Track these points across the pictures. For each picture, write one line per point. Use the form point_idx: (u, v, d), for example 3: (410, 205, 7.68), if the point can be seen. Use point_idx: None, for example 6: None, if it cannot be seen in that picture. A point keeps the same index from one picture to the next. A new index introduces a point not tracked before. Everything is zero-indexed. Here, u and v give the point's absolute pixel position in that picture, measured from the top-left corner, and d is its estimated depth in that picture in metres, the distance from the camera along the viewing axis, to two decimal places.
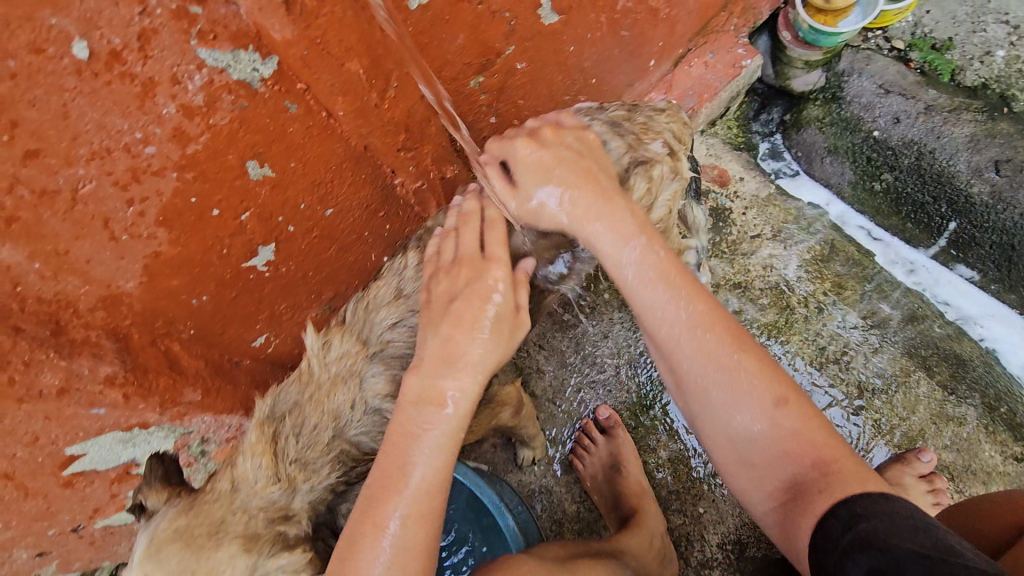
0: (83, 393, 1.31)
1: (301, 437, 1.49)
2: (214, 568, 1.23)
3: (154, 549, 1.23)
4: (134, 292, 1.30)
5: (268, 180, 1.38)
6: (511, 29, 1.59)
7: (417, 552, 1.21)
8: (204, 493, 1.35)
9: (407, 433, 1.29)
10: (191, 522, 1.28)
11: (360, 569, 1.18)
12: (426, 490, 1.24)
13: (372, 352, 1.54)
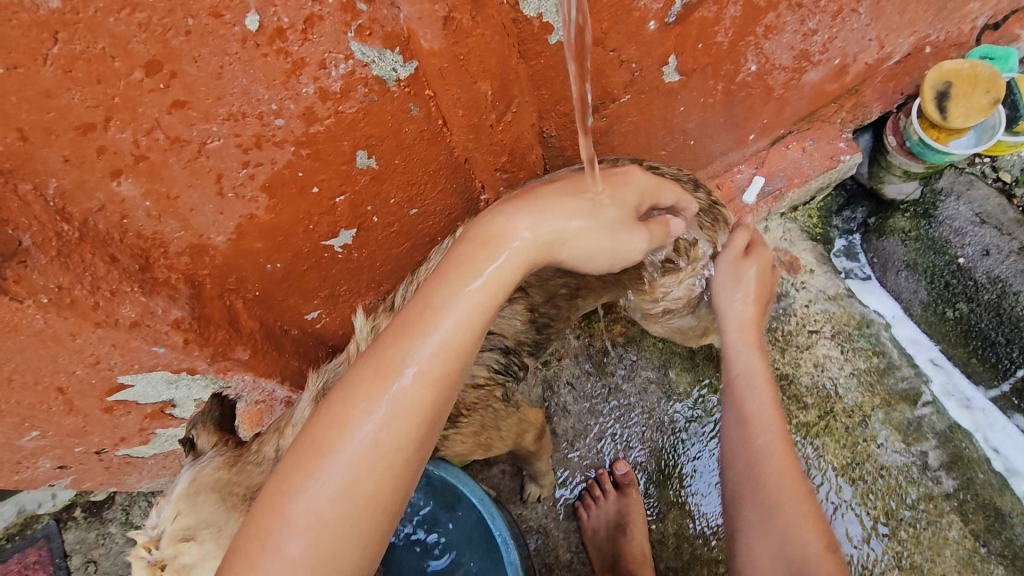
0: (152, 331, 1.32)
1: None
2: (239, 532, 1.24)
3: (193, 490, 1.30)
4: (220, 246, 1.35)
5: (370, 171, 1.41)
6: (633, 80, 1.60)
7: (423, 409, 1.04)
8: (250, 454, 1.39)
9: (420, 313, 1.09)
10: (231, 478, 1.32)
11: (352, 402, 1.03)
12: (454, 339, 1.07)
13: None
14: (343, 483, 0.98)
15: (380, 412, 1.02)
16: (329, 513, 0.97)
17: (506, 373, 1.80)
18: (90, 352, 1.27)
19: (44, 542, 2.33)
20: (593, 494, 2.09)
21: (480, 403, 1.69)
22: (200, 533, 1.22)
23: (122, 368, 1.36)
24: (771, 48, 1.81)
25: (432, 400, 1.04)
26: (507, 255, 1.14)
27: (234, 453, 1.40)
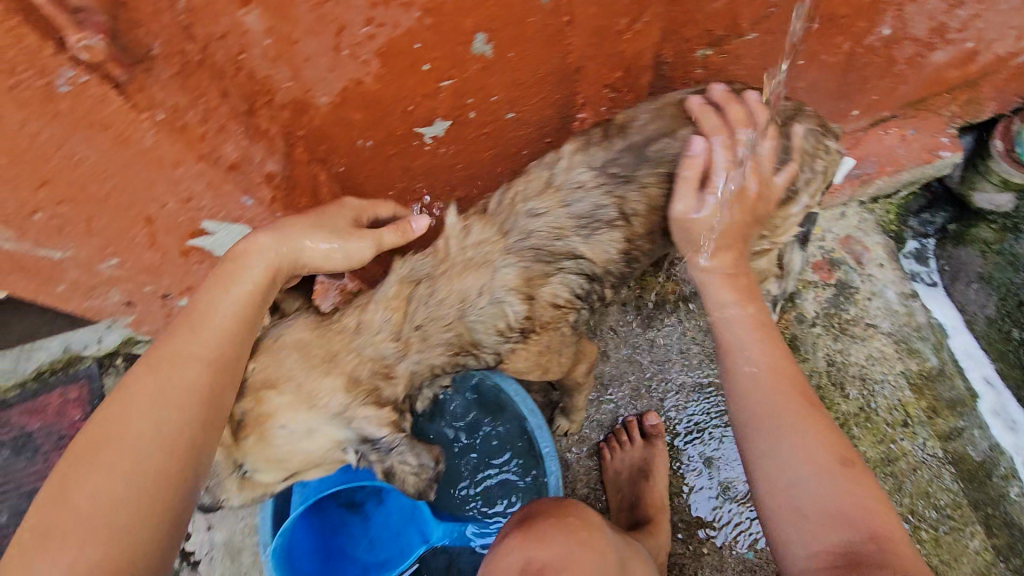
0: (246, 178, 1.32)
1: (429, 305, 1.51)
2: (317, 390, 1.30)
3: (274, 344, 1.30)
4: (322, 107, 1.32)
5: (483, 60, 1.37)
6: (766, 16, 1.50)
7: (203, 396, 1.11)
8: (332, 323, 1.40)
9: (192, 319, 1.17)
10: (312, 340, 1.35)
11: (126, 402, 1.06)
12: (223, 337, 1.17)
13: (510, 244, 1.55)
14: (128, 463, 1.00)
15: (155, 404, 1.06)
16: (116, 474, 0.98)
17: (584, 302, 1.73)
18: (185, 186, 1.27)
19: (85, 383, 2.45)
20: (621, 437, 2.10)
21: (553, 323, 1.68)
22: (281, 385, 1.26)
23: (210, 212, 1.37)
24: (910, 13, 1.71)
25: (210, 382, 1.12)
26: (258, 272, 1.23)
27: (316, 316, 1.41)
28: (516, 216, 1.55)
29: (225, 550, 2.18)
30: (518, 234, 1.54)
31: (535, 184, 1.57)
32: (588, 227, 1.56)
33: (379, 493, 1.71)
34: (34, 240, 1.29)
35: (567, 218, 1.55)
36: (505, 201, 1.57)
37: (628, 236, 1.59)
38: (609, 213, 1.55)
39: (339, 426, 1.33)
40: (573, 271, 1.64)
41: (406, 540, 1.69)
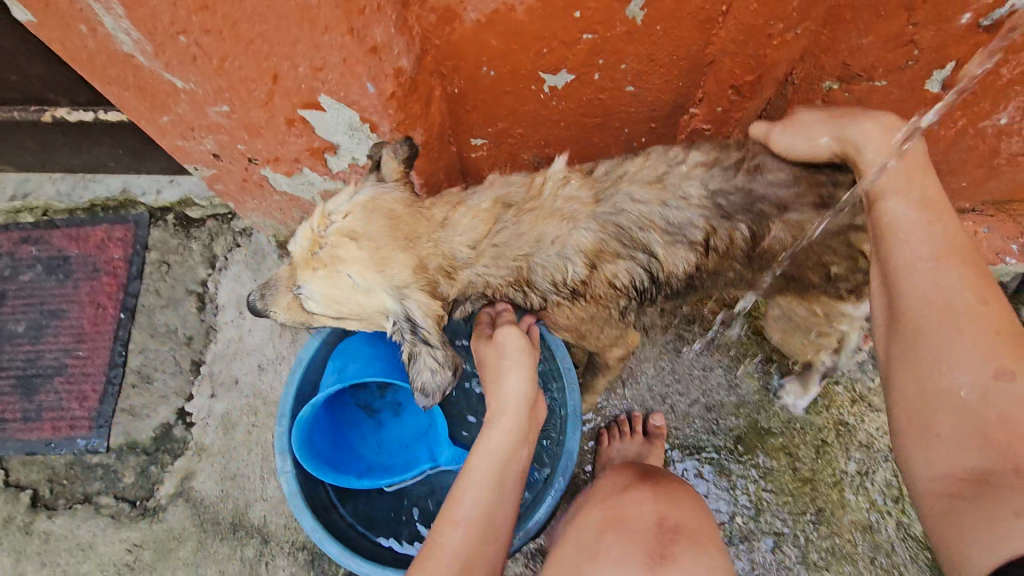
0: (378, 66, 1.36)
1: (512, 232, 1.59)
2: (391, 260, 1.45)
3: (371, 205, 1.47)
4: (467, 23, 1.36)
5: (629, 25, 1.40)
6: (904, 68, 1.49)
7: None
8: (424, 208, 1.56)
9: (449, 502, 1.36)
10: (402, 216, 1.49)
11: None
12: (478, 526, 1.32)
13: (598, 212, 1.63)
14: (458, 568, 1.25)
15: None
16: None
17: (636, 296, 1.80)
18: (322, 55, 1.32)
19: (132, 227, 2.48)
20: (622, 424, 2.16)
21: (604, 299, 1.75)
22: (362, 240, 1.43)
23: (330, 89, 1.42)
24: None
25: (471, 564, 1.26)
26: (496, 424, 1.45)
27: (413, 196, 1.56)
28: (613, 196, 1.63)
29: (220, 421, 2.22)
30: (609, 207, 1.63)
31: (646, 176, 1.63)
32: (673, 236, 1.66)
33: (397, 407, 1.81)
34: (168, 63, 1.34)
35: (660, 221, 1.64)
36: (609, 180, 1.65)
37: (700, 259, 1.69)
38: (696, 234, 1.64)
39: (393, 298, 1.46)
40: (636, 263, 1.71)
41: (414, 454, 1.72)
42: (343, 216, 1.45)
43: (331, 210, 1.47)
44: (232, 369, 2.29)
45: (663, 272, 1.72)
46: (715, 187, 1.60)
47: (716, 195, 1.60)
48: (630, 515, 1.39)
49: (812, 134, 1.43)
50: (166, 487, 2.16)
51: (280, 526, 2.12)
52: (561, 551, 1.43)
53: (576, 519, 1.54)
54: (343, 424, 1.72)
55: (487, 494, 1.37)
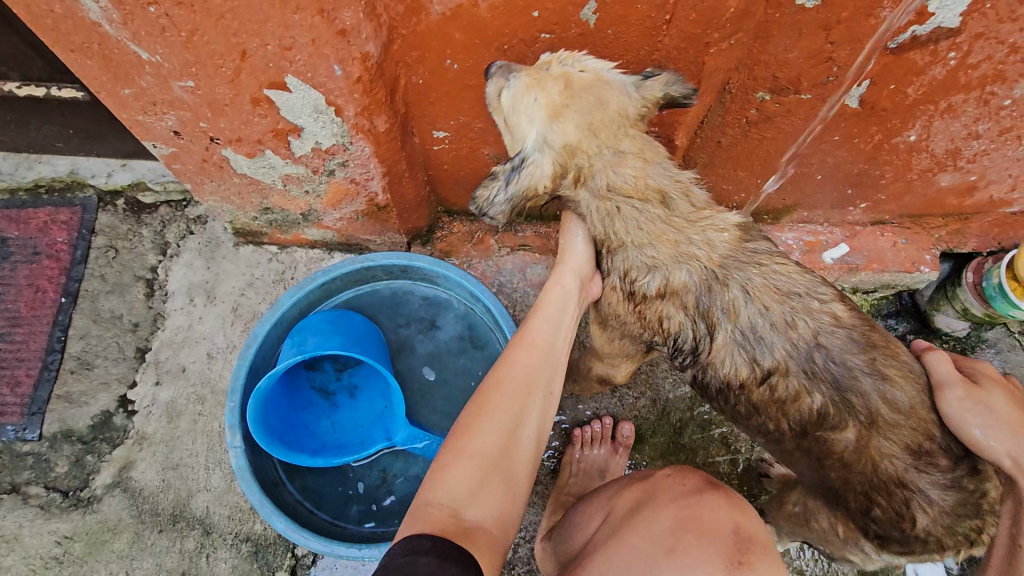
0: (346, 49, 1.42)
1: (638, 218, 1.69)
2: (560, 116, 1.62)
3: (601, 85, 1.61)
4: (432, 16, 1.45)
5: (583, 27, 1.52)
6: (825, 83, 1.67)
7: (527, 377, 1.36)
8: (623, 140, 1.68)
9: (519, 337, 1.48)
10: (601, 120, 1.64)
11: (492, 392, 1.31)
12: (547, 346, 1.47)
13: (715, 272, 1.65)
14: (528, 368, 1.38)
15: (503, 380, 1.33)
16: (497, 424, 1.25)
17: (668, 349, 1.82)
18: (292, 35, 1.37)
19: (78, 210, 2.41)
20: (594, 430, 2.19)
21: (648, 325, 1.81)
22: (567, 96, 1.60)
23: (298, 70, 1.47)
24: (937, 127, 1.90)
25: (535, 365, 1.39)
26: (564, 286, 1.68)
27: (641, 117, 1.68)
28: (732, 270, 1.64)
29: (164, 409, 2.16)
30: (732, 282, 1.63)
31: (777, 283, 1.62)
32: (748, 339, 1.62)
33: (353, 390, 1.81)
34: (134, 33, 1.36)
35: (747, 324, 1.61)
36: (742, 265, 1.64)
37: (748, 381, 1.65)
38: (763, 359, 1.60)
39: (533, 141, 1.65)
40: (694, 331, 1.71)
41: (370, 434, 1.71)
42: (581, 69, 1.60)
43: (595, 65, 1.61)
44: (180, 357, 2.24)
45: (709, 354, 1.70)
46: (825, 339, 1.55)
47: (819, 338, 1.55)
48: (709, 517, 1.19)
49: (988, 426, 1.36)
50: (102, 477, 2.08)
51: (223, 518, 2.07)
52: (623, 537, 1.24)
53: (636, 513, 1.29)
54: (298, 403, 1.71)
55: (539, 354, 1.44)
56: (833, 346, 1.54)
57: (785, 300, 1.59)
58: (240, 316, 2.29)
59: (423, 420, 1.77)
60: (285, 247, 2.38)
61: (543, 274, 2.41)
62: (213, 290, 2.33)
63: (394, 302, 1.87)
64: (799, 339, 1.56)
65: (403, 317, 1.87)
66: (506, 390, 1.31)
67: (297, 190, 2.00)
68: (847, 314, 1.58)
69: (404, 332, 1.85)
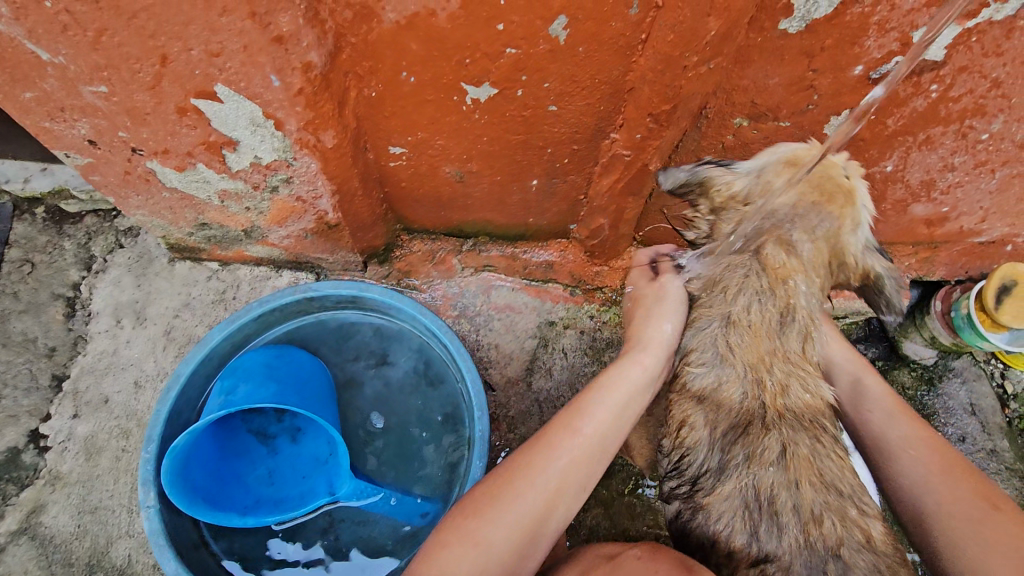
0: (284, 58, 1.26)
1: (745, 337, 1.59)
2: (776, 176, 1.44)
3: (841, 210, 1.45)
4: (385, 23, 1.30)
5: (553, 44, 1.39)
6: (804, 111, 1.58)
7: (566, 471, 1.33)
8: (804, 261, 1.52)
9: (572, 415, 1.42)
10: (801, 222, 1.48)
11: (521, 477, 1.29)
12: (599, 436, 1.40)
13: (773, 429, 1.50)
14: (569, 461, 1.33)
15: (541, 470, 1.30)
16: (519, 514, 1.24)
17: (673, 472, 1.71)
18: (220, 39, 1.21)
19: None
20: None
21: (676, 440, 1.71)
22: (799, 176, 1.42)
23: (228, 78, 1.30)
24: (914, 159, 1.84)
25: (578, 458, 1.35)
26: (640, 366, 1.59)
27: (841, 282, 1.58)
28: (782, 422, 1.50)
29: (83, 445, 1.94)
30: (777, 442, 1.48)
31: (824, 469, 1.45)
32: (760, 502, 1.46)
33: (295, 433, 1.71)
34: (30, 30, 1.17)
35: (768, 485, 1.46)
36: (796, 429, 1.49)
37: (730, 534, 1.49)
38: (757, 516, 1.45)
39: (750, 162, 1.49)
40: (705, 460, 1.61)
41: (312, 486, 1.63)
42: (846, 175, 1.45)
43: (855, 182, 1.48)
44: (102, 386, 2.01)
45: (708, 496, 1.57)
46: (848, 556, 1.34)
47: (840, 550, 1.35)
48: None
49: None
50: (8, 522, 1.86)
51: (147, 566, 1.85)
52: None
53: None
54: (230, 451, 1.61)
55: (588, 447, 1.38)
56: (855, 568, 1.32)
57: (815, 471, 1.44)
58: (173, 340, 2.07)
59: (371, 471, 1.66)
60: (227, 263, 2.15)
61: (508, 297, 2.27)
62: (143, 311, 2.10)
63: (341, 333, 1.76)
64: (815, 541, 1.37)
65: (352, 349, 1.76)
66: (537, 481, 1.29)
67: (236, 206, 1.81)
68: (884, 539, 1.40)
69: (352, 366, 1.75)
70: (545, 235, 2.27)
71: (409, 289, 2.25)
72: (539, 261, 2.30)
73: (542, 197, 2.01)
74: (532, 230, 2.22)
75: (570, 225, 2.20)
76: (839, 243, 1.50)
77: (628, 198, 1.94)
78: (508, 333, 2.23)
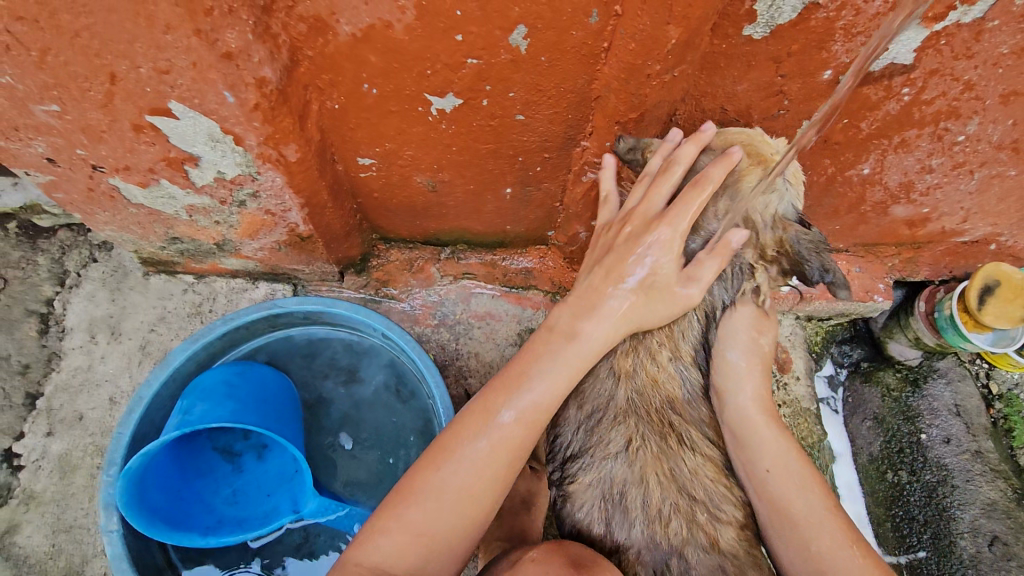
0: (236, 73, 1.25)
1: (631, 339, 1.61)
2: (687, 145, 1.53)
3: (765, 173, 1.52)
4: (341, 35, 1.28)
5: (514, 53, 1.37)
6: (775, 116, 1.56)
7: (523, 430, 1.36)
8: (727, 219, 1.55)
9: (513, 380, 1.40)
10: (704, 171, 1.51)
11: (455, 454, 1.33)
12: (552, 390, 1.39)
13: (623, 417, 1.57)
14: (509, 429, 1.35)
15: (480, 443, 1.34)
16: (463, 487, 1.30)
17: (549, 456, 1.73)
18: (168, 56, 1.20)
19: None
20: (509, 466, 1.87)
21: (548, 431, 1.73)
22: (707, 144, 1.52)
23: (181, 95, 1.29)
24: (890, 161, 1.81)
25: (522, 437, 1.36)
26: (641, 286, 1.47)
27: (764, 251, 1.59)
28: (633, 417, 1.57)
29: (57, 463, 1.93)
30: (623, 436, 1.56)
31: (676, 470, 1.51)
32: (614, 498, 1.54)
33: (262, 450, 1.79)
34: None
35: (619, 479, 1.54)
36: (645, 424, 1.55)
37: (589, 525, 1.56)
38: (610, 501, 1.54)
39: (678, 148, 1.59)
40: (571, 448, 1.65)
41: (276, 505, 1.70)
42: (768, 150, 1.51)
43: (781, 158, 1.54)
44: (77, 403, 2.00)
45: (573, 484, 1.62)
46: (689, 556, 1.43)
47: (684, 549, 1.44)
48: None
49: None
50: None
51: None
52: None
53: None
54: (192, 470, 1.69)
55: (543, 400, 1.39)
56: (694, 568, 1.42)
57: (663, 469, 1.51)
58: (148, 355, 2.05)
59: (335, 490, 1.73)
60: (202, 276, 2.13)
61: (488, 304, 2.25)
62: (118, 326, 2.08)
63: (309, 350, 1.83)
64: (660, 538, 1.46)
65: (319, 367, 1.83)
66: (463, 465, 1.32)
67: (205, 220, 1.79)
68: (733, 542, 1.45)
69: (327, 381, 1.82)
70: (523, 242, 2.25)
71: (387, 298, 2.23)
72: (519, 267, 2.28)
73: (517, 206, 1.99)
74: (509, 237, 2.20)
75: (547, 231, 2.17)
76: (753, 211, 1.56)
77: (603, 205, 1.91)
78: (489, 341, 2.21)
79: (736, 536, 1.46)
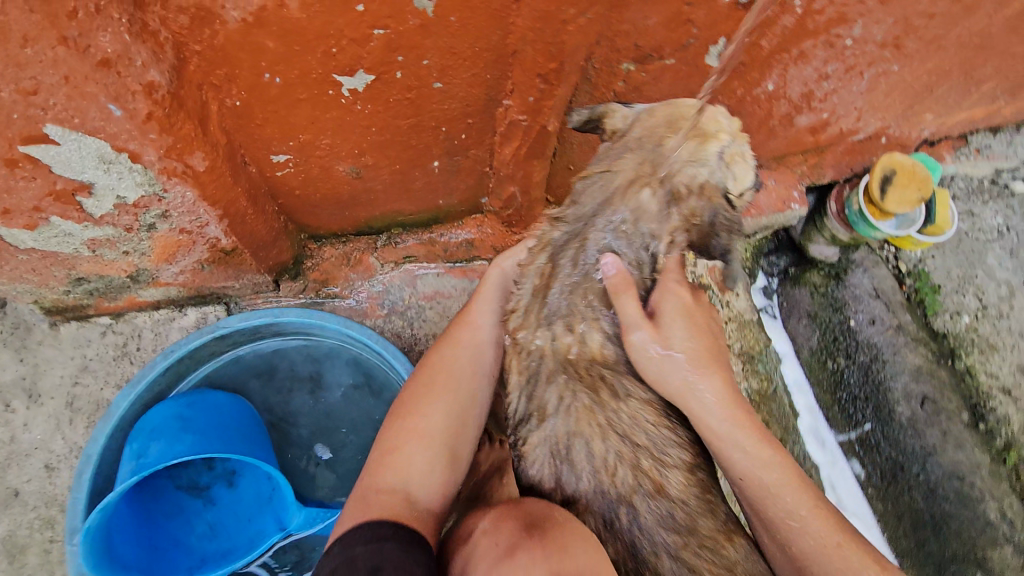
0: (118, 82, 1.11)
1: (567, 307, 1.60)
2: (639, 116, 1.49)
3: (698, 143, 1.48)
4: (229, 23, 1.15)
5: (422, 18, 1.29)
6: (686, 46, 1.58)
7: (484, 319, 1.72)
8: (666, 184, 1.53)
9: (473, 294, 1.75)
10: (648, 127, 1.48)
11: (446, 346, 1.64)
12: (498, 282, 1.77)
13: (565, 367, 1.59)
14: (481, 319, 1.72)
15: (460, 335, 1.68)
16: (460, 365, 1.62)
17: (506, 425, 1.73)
18: (33, 74, 1.06)
19: None
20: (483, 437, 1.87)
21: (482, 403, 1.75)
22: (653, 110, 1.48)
23: (56, 116, 1.14)
24: (791, 75, 1.92)
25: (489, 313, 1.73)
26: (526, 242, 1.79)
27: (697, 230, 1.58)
28: (569, 373, 1.58)
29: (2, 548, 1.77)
30: (556, 391, 1.58)
31: (618, 424, 1.55)
32: (565, 458, 1.56)
33: (230, 477, 1.69)
34: None
35: (563, 440, 1.56)
36: (574, 383, 1.57)
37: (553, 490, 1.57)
38: (562, 462, 1.56)
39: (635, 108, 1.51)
40: (520, 410, 1.65)
41: (259, 528, 1.64)
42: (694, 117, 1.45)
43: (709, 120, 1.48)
44: (8, 479, 1.81)
45: (524, 445, 1.63)
46: (637, 502, 1.50)
47: (631, 497, 1.50)
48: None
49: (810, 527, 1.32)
50: None
51: None
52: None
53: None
54: (159, 514, 1.60)
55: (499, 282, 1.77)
56: (642, 515, 1.49)
57: (597, 419, 1.54)
58: (79, 411, 1.87)
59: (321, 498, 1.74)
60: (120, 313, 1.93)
61: (435, 283, 2.20)
62: (35, 386, 1.87)
63: (265, 368, 1.77)
64: (607, 486, 1.52)
65: (280, 383, 1.78)
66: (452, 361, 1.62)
67: (112, 253, 1.61)
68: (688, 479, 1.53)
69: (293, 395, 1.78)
70: (459, 214, 2.17)
71: (330, 297, 2.14)
72: (459, 241, 2.21)
73: (447, 177, 1.93)
74: (443, 212, 2.13)
75: (481, 199, 2.12)
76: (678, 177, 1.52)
77: (533, 162, 1.89)
78: (443, 320, 2.17)
79: (685, 480, 1.53)
